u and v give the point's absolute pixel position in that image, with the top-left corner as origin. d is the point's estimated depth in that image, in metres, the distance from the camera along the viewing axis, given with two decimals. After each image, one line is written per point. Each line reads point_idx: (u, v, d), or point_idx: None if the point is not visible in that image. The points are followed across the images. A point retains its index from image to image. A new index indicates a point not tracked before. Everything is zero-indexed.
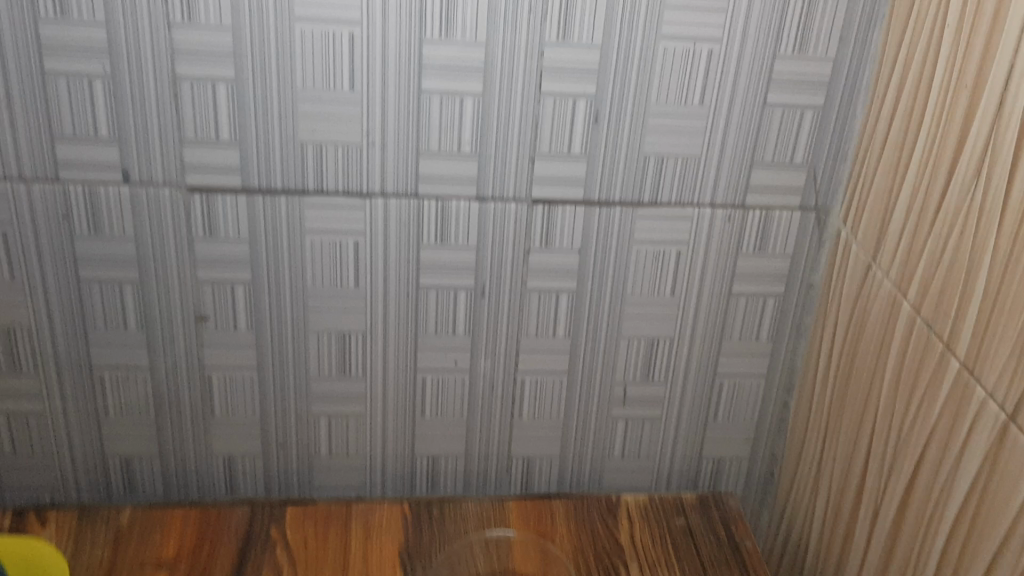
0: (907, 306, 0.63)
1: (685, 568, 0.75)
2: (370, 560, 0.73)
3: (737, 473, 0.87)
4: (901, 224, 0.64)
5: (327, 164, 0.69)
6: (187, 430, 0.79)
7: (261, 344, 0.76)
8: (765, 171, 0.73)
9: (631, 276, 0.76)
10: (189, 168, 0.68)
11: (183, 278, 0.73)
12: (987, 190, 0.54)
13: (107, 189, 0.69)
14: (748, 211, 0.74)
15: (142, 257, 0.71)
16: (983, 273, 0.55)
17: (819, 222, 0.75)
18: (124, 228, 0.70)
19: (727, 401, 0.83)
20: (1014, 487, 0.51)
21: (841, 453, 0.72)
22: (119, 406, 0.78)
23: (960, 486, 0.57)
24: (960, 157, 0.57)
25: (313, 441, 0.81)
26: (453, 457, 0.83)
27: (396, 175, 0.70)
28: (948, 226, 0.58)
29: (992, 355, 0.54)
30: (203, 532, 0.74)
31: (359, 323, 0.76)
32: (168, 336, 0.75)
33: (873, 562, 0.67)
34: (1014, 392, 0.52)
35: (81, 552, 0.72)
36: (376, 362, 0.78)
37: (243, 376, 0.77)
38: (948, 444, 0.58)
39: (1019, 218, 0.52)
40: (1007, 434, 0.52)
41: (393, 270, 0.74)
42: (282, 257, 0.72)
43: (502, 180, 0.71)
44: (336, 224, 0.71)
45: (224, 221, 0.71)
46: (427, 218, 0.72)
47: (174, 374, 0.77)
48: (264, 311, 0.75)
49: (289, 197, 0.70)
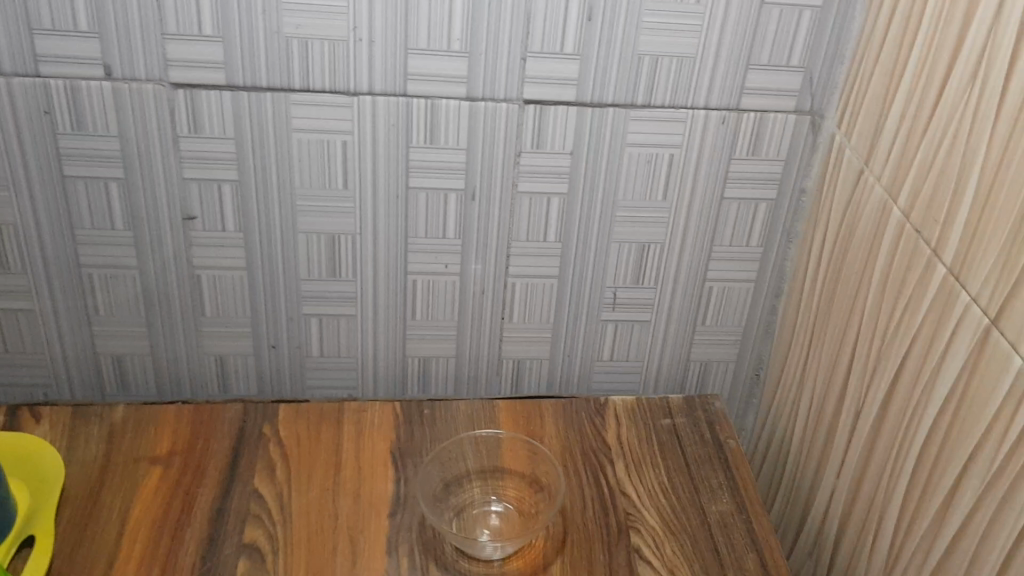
0: (898, 211, 0.63)
1: (669, 467, 0.77)
2: (362, 457, 0.75)
3: (724, 376, 0.89)
4: (895, 129, 0.63)
5: (313, 61, 0.67)
6: (178, 329, 0.80)
7: (250, 245, 0.76)
8: (761, 73, 0.71)
9: (622, 180, 0.76)
10: (172, 64, 0.67)
11: (169, 177, 0.72)
12: (983, 93, 0.54)
13: (89, 84, 0.67)
14: (742, 114, 0.73)
15: (127, 155, 0.71)
16: (974, 178, 0.54)
17: (814, 126, 0.74)
18: (108, 125, 0.69)
19: (716, 305, 0.84)
20: (992, 391, 0.52)
21: (826, 357, 0.73)
22: (110, 305, 0.78)
23: (940, 389, 0.57)
24: (958, 60, 0.56)
25: (304, 341, 0.82)
26: (444, 358, 0.84)
27: (384, 73, 0.68)
28: (942, 131, 0.58)
29: (977, 260, 0.54)
30: (197, 429, 0.76)
31: (348, 224, 0.75)
32: (156, 235, 0.75)
33: (853, 462, 0.68)
34: (997, 296, 0.52)
35: (76, 447, 0.73)
36: (366, 264, 0.78)
37: (232, 276, 0.77)
38: (931, 348, 0.58)
39: (1013, 122, 0.51)
40: (989, 338, 0.53)
41: (381, 170, 0.73)
42: (269, 156, 0.71)
43: (492, 79, 0.70)
44: (323, 123, 0.70)
45: (209, 119, 0.69)
46: (416, 118, 0.71)
47: (164, 274, 0.76)
48: (252, 211, 0.74)
49: (275, 95, 0.69)
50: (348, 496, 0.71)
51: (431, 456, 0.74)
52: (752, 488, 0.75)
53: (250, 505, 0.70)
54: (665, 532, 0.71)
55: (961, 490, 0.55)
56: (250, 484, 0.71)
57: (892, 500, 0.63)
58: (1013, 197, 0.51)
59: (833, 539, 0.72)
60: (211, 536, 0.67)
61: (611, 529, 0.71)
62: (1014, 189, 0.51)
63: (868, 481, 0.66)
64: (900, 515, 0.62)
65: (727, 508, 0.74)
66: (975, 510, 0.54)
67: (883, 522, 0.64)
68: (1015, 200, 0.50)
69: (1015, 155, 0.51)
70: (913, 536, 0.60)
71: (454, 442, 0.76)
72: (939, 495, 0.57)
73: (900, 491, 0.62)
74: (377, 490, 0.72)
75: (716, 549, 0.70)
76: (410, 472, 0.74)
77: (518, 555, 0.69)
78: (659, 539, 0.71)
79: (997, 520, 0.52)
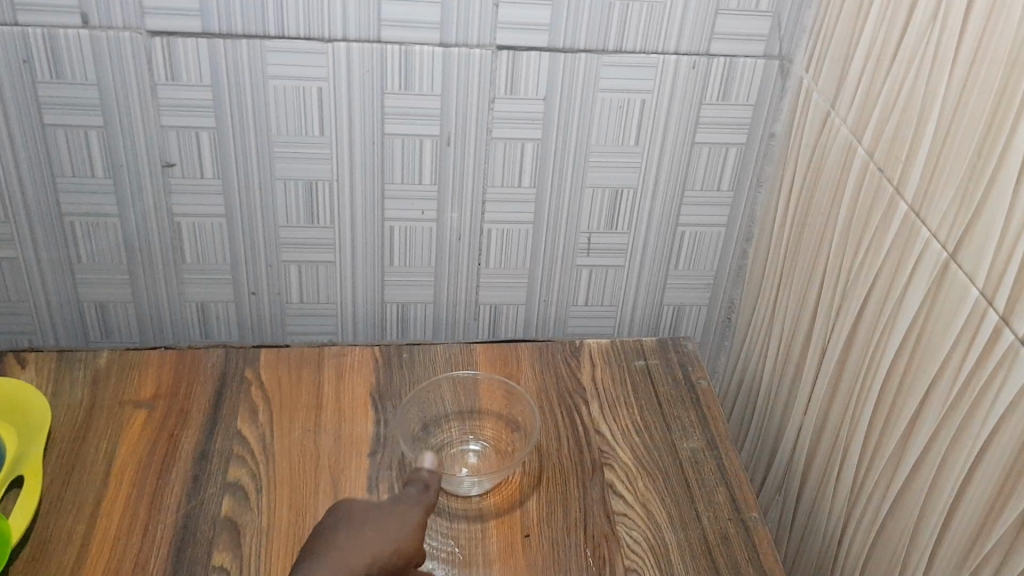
0: (862, 151, 0.64)
1: (643, 406, 0.79)
2: (343, 398, 0.77)
3: (697, 319, 0.91)
4: (860, 71, 0.65)
5: (288, 8, 0.68)
6: (159, 277, 0.81)
7: (229, 192, 0.77)
8: (730, 19, 0.72)
9: (595, 125, 0.77)
10: (148, 11, 0.67)
11: (147, 124, 0.73)
12: (942, 34, 0.55)
13: (67, 32, 0.68)
14: (712, 59, 0.74)
15: (106, 103, 0.71)
16: (933, 117, 0.56)
17: (783, 71, 0.75)
18: (86, 73, 0.70)
19: (688, 249, 0.85)
20: (950, 322, 0.54)
21: (793, 296, 0.75)
22: (92, 253, 0.79)
23: (902, 323, 0.59)
24: (918, 1, 0.57)
25: (284, 287, 0.83)
26: (422, 304, 0.86)
27: (359, 20, 0.69)
28: (903, 72, 0.59)
29: (936, 198, 0.56)
30: (180, 373, 0.77)
31: (326, 171, 0.76)
32: (135, 183, 0.75)
33: (819, 396, 0.71)
34: (956, 230, 0.54)
35: (62, 392, 0.75)
36: (344, 211, 0.79)
37: (212, 223, 0.78)
38: (893, 282, 0.60)
39: (971, 60, 0.52)
40: (947, 271, 0.55)
41: (357, 116, 0.74)
42: (246, 103, 0.72)
43: (466, 26, 0.70)
44: (299, 69, 0.71)
45: (186, 66, 0.70)
46: (391, 64, 0.72)
47: (144, 221, 0.78)
48: (230, 158, 0.75)
49: (251, 41, 0.69)
50: (328, 436, 0.73)
51: (410, 398, 0.76)
52: (722, 425, 0.78)
53: (234, 446, 0.72)
54: (638, 469, 0.73)
55: (921, 419, 0.57)
56: (233, 426, 0.73)
57: (857, 431, 0.65)
58: (970, 134, 0.52)
59: (801, 472, 0.74)
60: (195, 475, 0.69)
61: (586, 466, 0.73)
62: (971, 126, 0.52)
63: (833, 414, 0.69)
64: (864, 445, 0.64)
65: (699, 444, 0.76)
66: (933, 437, 0.56)
67: (848, 453, 0.66)
68: (972, 137, 0.52)
69: (972, 93, 0.52)
70: (877, 466, 0.62)
71: (432, 384, 0.78)
72: (900, 424, 0.60)
73: (864, 422, 0.64)
74: (357, 430, 0.74)
75: (687, 484, 0.72)
76: (390, 413, 0.76)
77: (497, 490, 0.71)
78: (633, 475, 0.73)
79: (953, 445, 0.54)
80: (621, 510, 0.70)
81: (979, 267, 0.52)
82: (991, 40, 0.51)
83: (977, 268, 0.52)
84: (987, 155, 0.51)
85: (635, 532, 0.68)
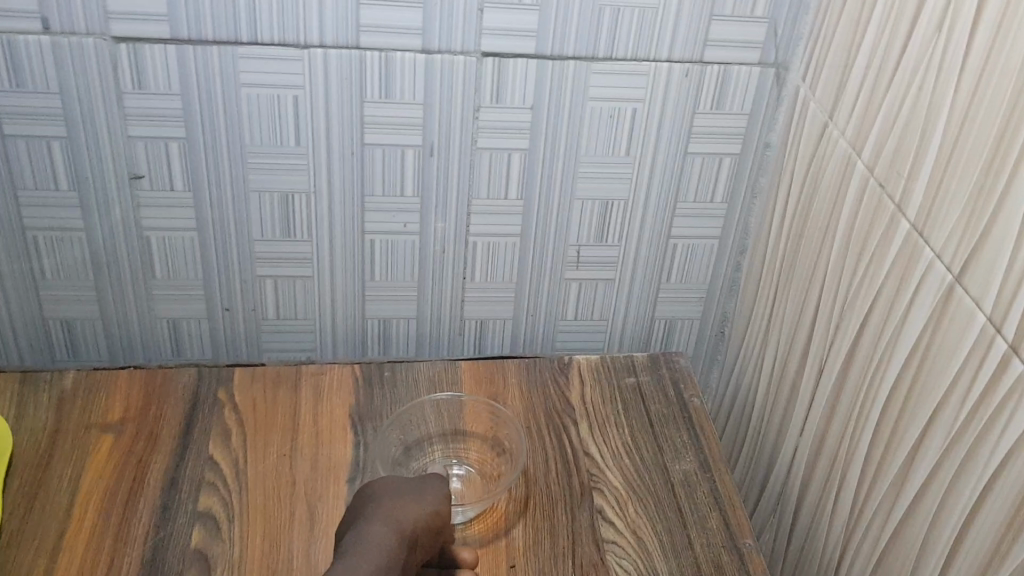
0: (862, 165, 0.62)
1: (634, 426, 0.76)
2: (320, 421, 0.74)
3: (689, 333, 0.88)
4: (861, 81, 0.62)
5: (260, 13, 0.65)
6: (129, 293, 0.77)
7: (200, 205, 0.73)
8: (725, 25, 0.69)
9: (584, 135, 0.74)
10: (112, 15, 0.64)
11: (113, 134, 0.69)
12: (948, 45, 0.52)
13: (26, 38, 0.64)
14: (705, 67, 0.71)
15: (69, 111, 0.68)
16: (938, 130, 0.53)
17: (778, 79, 0.72)
18: (47, 81, 0.66)
19: (681, 262, 0.82)
20: (954, 349, 0.52)
21: (789, 313, 0.72)
22: (57, 268, 0.75)
23: (904, 347, 0.57)
24: (924, 10, 0.55)
25: (260, 303, 0.80)
26: (404, 320, 0.83)
27: (336, 26, 0.66)
28: (906, 83, 0.56)
29: (941, 218, 0.53)
30: (150, 395, 0.74)
31: (303, 183, 0.73)
32: (102, 196, 0.72)
33: (816, 420, 0.68)
34: (962, 253, 0.51)
35: (25, 415, 0.71)
36: (322, 224, 0.76)
37: (182, 237, 0.75)
38: (895, 304, 0.57)
39: (980, 71, 0.50)
40: (953, 295, 0.52)
41: (335, 126, 0.71)
42: (217, 112, 0.69)
43: (449, 32, 0.67)
44: (273, 77, 0.68)
45: (154, 73, 0.67)
46: (370, 71, 0.68)
47: (112, 235, 0.74)
48: (201, 170, 0.72)
49: (221, 48, 0.66)
50: (306, 461, 0.70)
51: (391, 419, 0.73)
52: (715, 445, 0.75)
53: (205, 472, 0.68)
54: (628, 493, 0.70)
55: (923, 450, 0.54)
56: (205, 451, 0.70)
57: (856, 458, 0.62)
58: (978, 151, 0.49)
59: (796, 498, 0.71)
60: (164, 504, 0.66)
61: (574, 490, 0.70)
62: (979, 142, 0.49)
63: (830, 440, 0.66)
64: (863, 474, 0.61)
65: (691, 466, 0.73)
66: (936, 470, 0.53)
67: (846, 481, 0.64)
68: (981, 153, 0.49)
69: (980, 107, 0.49)
70: (877, 495, 0.60)
71: (415, 405, 0.74)
72: (901, 454, 0.57)
73: (864, 448, 0.61)
74: (335, 454, 0.71)
75: (680, 509, 0.70)
76: (370, 436, 0.73)
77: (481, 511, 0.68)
78: (623, 500, 0.70)
79: (958, 480, 0.51)
80: (610, 538, 0.67)
81: (987, 292, 0.49)
82: (1003, 52, 0.48)
83: (985, 294, 0.49)
84: (996, 174, 0.48)
85: (625, 561, 0.65)
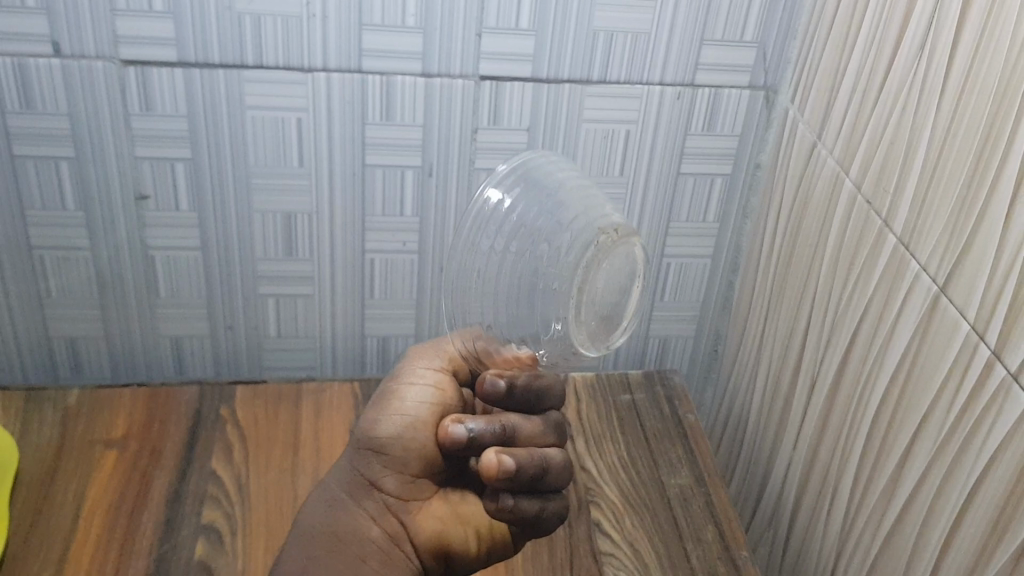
0: (850, 182, 0.64)
1: (630, 442, 0.78)
2: (321, 437, 0.75)
3: (682, 351, 0.90)
4: (848, 101, 0.64)
5: (266, 37, 0.67)
6: (133, 312, 0.79)
7: (205, 224, 0.75)
8: (715, 49, 0.72)
9: (579, 155, 0.76)
10: (121, 40, 0.66)
11: (120, 155, 0.71)
12: (930, 67, 0.55)
13: (38, 61, 0.66)
14: (696, 89, 0.74)
15: (77, 133, 0.69)
16: (922, 146, 0.55)
17: (768, 101, 0.75)
18: (57, 103, 0.68)
19: (674, 279, 0.84)
20: (940, 358, 0.53)
21: (781, 328, 0.74)
22: (62, 287, 0.76)
23: (891, 359, 0.58)
24: (906, 32, 0.57)
25: (260, 321, 0.81)
26: (403, 338, 0.84)
27: (339, 49, 0.68)
28: (891, 102, 0.58)
29: (926, 231, 0.55)
30: (153, 413, 0.75)
31: (305, 203, 0.75)
32: (108, 215, 0.73)
33: (808, 433, 0.69)
34: (945, 265, 0.53)
35: (30, 432, 0.72)
36: (322, 243, 0.77)
37: (187, 256, 0.76)
38: (883, 316, 0.59)
39: (960, 89, 0.52)
40: (937, 305, 0.53)
41: (337, 147, 0.72)
42: (222, 134, 0.71)
43: (448, 55, 0.69)
44: (277, 100, 0.70)
45: (161, 96, 0.68)
46: (371, 94, 0.70)
47: (117, 255, 0.75)
48: (206, 190, 0.73)
49: (228, 70, 0.68)
50: (307, 476, 0.71)
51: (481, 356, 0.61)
52: (710, 461, 0.76)
53: (208, 487, 0.69)
54: (624, 507, 0.72)
55: (912, 457, 0.56)
56: (207, 466, 0.71)
57: (847, 469, 0.64)
58: (959, 166, 0.51)
59: (789, 511, 0.73)
60: (168, 518, 0.67)
61: (572, 504, 0.71)
62: (960, 158, 0.51)
63: (822, 452, 0.67)
64: (854, 484, 0.63)
65: (686, 481, 0.74)
66: (924, 477, 0.54)
67: (837, 492, 0.65)
68: (962, 168, 0.51)
69: (961, 124, 0.51)
70: (868, 504, 0.61)
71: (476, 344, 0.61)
72: (890, 462, 0.58)
73: (855, 459, 0.63)
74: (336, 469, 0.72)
75: (675, 523, 0.71)
76: None
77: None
78: (619, 513, 0.71)
79: (945, 484, 0.53)
80: (608, 550, 0.68)
81: (971, 301, 0.51)
82: (981, 70, 0.50)
83: (968, 302, 0.51)
84: (977, 187, 0.50)
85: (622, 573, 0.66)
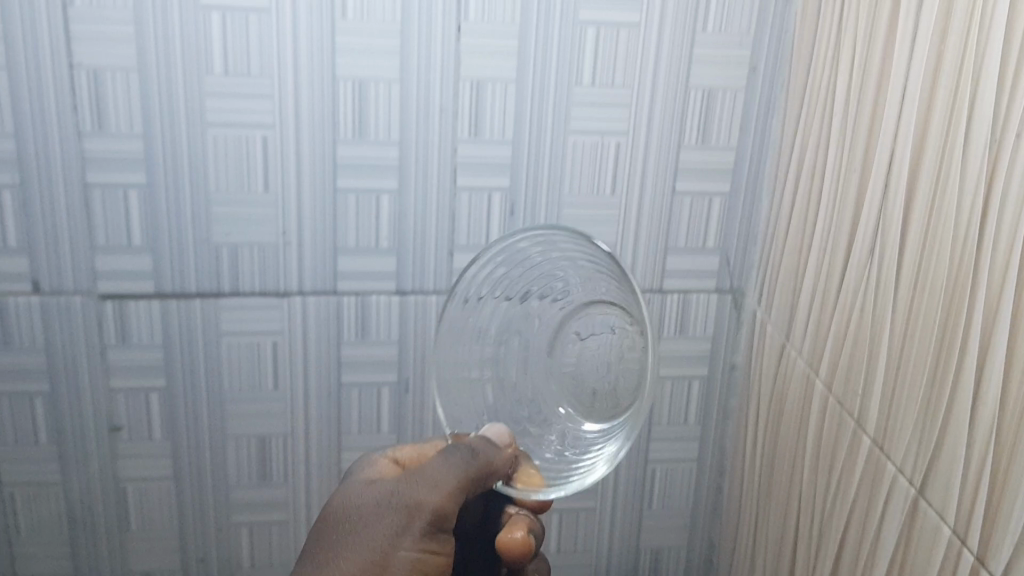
0: (821, 382, 0.63)
1: None
2: None
3: (677, 562, 0.86)
4: (809, 303, 0.65)
5: (242, 266, 0.69)
6: (102, 546, 0.76)
7: (178, 452, 0.74)
8: (679, 255, 0.75)
9: None
10: (100, 275, 0.68)
11: (95, 387, 0.71)
12: (881, 266, 0.56)
13: (17, 299, 0.68)
14: (666, 294, 0.76)
15: (53, 367, 0.70)
16: (884, 344, 0.55)
17: (736, 303, 0.77)
18: (34, 340, 0.69)
19: (661, 484, 0.83)
20: (927, 564, 0.51)
21: (772, 534, 0.71)
22: (31, 525, 0.74)
23: (881, 566, 0.55)
24: (856, 237, 0.59)
25: (234, 551, 0.78)
26: None
27: (314, 274, 0.70)
28: (849, 302, 0.60)
29: (898, 431, 0.54)
30: None
31: (280, 427, 0.74)
32: (81, 449, 0.73)
33: None
34: (920, 466, 0.52)
35: None
36: (298, 466, 0.76)
37: (158, 486, 0.75)
38: (867, 523, 0.57)
39: (912, 287, 0.53)
40: (918, 508, 0.52)
41: (313, 370, 0.73)
42: (197, 360, 0.71)
43: (421, 273, 0.72)
44: (253, 325, 0.71)
45: (138, 328, 0.70)
46: (347, 316, 0.72)
47: (89, 489, 0.74)
48: (179, 418, 0.73)
49: (203, 300, 0.70)
50: None
51: None
52: None
53: None
54: None
55: None
56: None
57: None
58: (920, 366, 0.51)
59: None
60: None
61: None
62: (921, 356, 0.51)
63: None
64: None
65: None
66: None
67: None
68: (923, 366, 0.51)
69: (917, 321, 0.52)
70: None
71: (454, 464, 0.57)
72: None
73: None
74: None
75: None
76: None
77: None
78: None
79: None
80: None
81: (948, 503, 0.49)
82: (928, 265, 0.51)
83: (946, 505, 0.49)
84: (940, 385, 0.49)
85: None
